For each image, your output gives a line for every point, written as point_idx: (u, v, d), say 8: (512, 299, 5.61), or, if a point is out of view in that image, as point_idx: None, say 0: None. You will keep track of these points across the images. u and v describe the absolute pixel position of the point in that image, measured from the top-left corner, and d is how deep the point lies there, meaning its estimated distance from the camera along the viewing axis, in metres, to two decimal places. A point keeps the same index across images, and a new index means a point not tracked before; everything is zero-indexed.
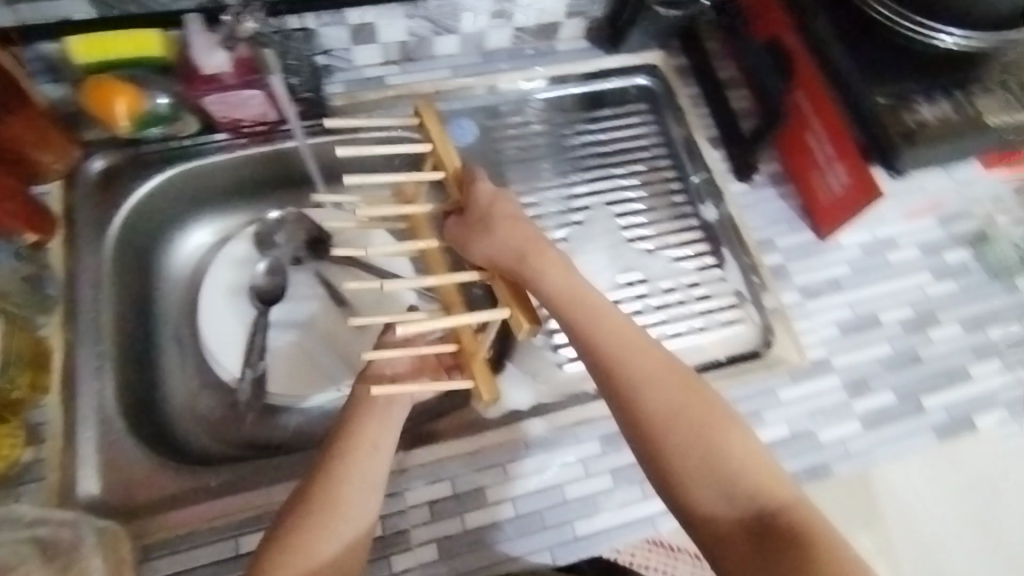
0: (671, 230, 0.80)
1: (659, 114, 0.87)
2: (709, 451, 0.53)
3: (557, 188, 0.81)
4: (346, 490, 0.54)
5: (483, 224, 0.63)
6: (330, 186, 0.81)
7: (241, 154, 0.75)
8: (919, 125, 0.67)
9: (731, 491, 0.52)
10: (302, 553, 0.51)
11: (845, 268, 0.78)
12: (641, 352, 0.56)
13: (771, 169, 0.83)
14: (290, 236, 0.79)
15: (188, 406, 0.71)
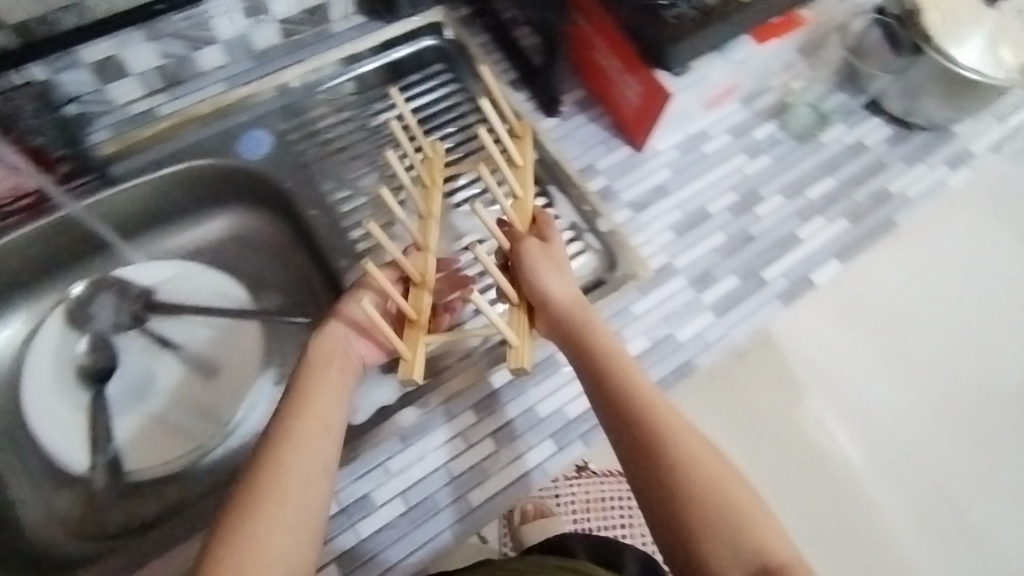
0: (496, 182, 0.79)
1: (457, 71, 0.86)
2: (719, 505, 0.53)
3: (372, 172, 0.79)
4: (296, 468, 0.53)
5: (552, 257, 0.64)
6: (137, 240, 0.77)
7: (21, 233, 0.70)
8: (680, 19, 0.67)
9: (735, 543, 0.52)
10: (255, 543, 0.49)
11: (666, 172, 0.81)
12: (649, 401, 0.57)
13: (576, 95, 0.84)
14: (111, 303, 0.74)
15: (43, 512, 0.66)
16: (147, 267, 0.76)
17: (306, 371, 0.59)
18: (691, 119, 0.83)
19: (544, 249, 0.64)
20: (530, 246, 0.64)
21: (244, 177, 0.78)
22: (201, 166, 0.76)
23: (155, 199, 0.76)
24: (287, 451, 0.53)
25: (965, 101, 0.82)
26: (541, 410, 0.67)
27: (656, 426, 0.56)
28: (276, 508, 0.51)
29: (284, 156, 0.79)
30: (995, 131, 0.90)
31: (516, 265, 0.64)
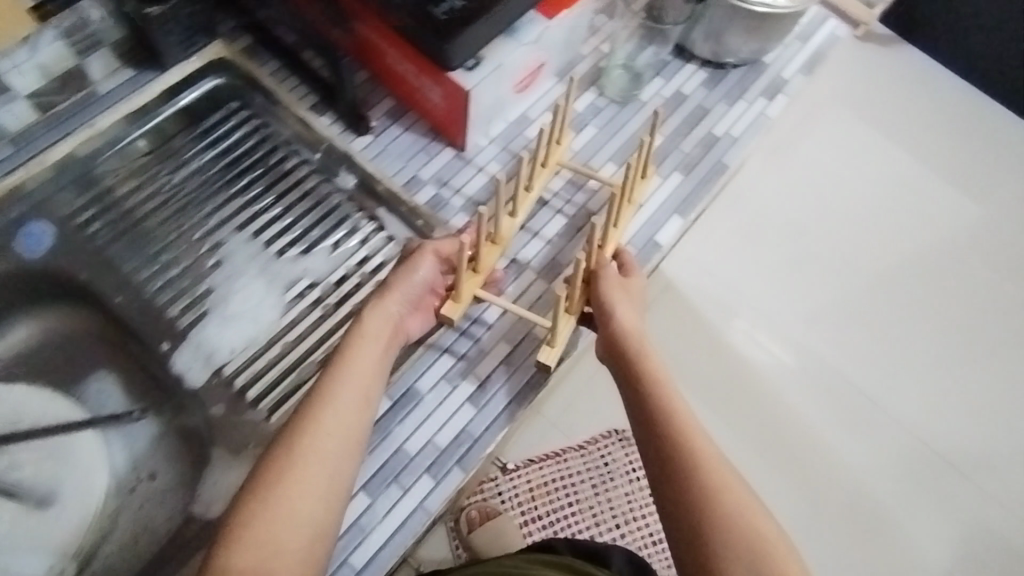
0: (317, 217, 0.74)
1: (255, 106, 0.79)
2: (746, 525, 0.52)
3: (181, 238, 0.73)
4: (339, 423, 0.53)
5: (626, 289, 0.68)
6: None
7: None
8: (453, 12, 0.63)
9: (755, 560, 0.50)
10: (272, 504, 0.49)
11: (494, 166, 0.79)
12: (684, 416, 0.58)
13: (386, 107, 0.80)
14: None
15: None
16: None
17: (368, 303, 0.61)
18: (504, 110, 0.79)
19: (630, 288, 0.69)
20: (608, 275, 0.68)
21: (33, 275, 0.69)
22: None
23: None
24: (328, 403, 0.53)
25: (763, 34, 0.83)
26: (409, 448, 0.64)
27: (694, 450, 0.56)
28: (296, 480, 0.50)
29: (73, 243, 0.71)
30: (801, 54, 0.93)
31: (590, 289, 0.69)
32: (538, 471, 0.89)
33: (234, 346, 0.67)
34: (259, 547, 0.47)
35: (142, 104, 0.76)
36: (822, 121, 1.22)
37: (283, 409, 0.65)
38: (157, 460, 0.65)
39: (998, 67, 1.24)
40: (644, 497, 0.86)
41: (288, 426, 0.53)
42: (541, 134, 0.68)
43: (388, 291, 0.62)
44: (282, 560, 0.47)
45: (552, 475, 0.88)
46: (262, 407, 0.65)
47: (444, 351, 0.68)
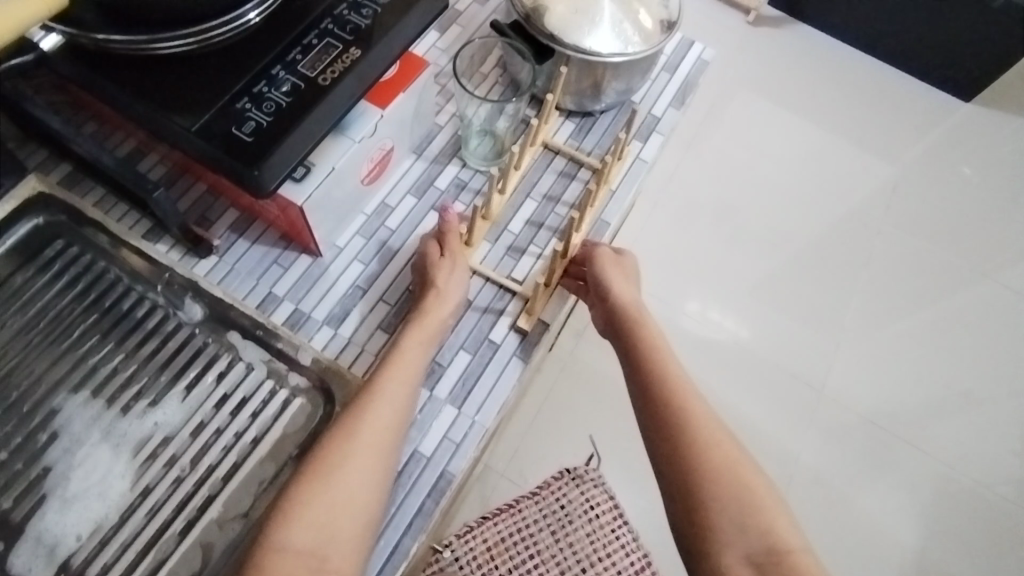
0: (166, 359, 0.67)
1: (80, 242, 0.72)
2: (739, 493, 0.58)
3: (8, 412, 0.64)
4: (388, 422, 0.59)
5: (619, 275, 0.73)
6: None
7: None
8: (259, 131, 0.57)
9: (746, 524, 0.58)
10: (329, 489, 0.55)
11: (356, 266, 0.73)
12: (677, 390, 0.63)
13: (229, 221, 0.73)
14: None
15: None
16: None
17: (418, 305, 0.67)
18: (356, 205, 0.73)
19: (622, 273, 0.73)
20: (602, 258, 0.73)
21: None
22: None
23: None
24: (384, 399, 0.60)
25: (623, 77, 0.79)
26: None
27: (680, 412, 0.62)
28: (353, 462, 0.56)
29: None
30: (671, 85, 0.90)
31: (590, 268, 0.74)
32: (490, 527, 0.77)
33: (80, 532, 0.60)
34: (314, 520, 0.54)
35: None
36: (705, 141, 1.33)
37: None
38: None
39: (864, 29, 1.43)
40: (604, 539, 0.78)
41: (355, 406, 0.59)
42: (532, 128, 0.76)
43: (430, 293, 0.67)
44: (337, 542, 0.54)
45: (508, 529, 0.77)
46: None
47: None
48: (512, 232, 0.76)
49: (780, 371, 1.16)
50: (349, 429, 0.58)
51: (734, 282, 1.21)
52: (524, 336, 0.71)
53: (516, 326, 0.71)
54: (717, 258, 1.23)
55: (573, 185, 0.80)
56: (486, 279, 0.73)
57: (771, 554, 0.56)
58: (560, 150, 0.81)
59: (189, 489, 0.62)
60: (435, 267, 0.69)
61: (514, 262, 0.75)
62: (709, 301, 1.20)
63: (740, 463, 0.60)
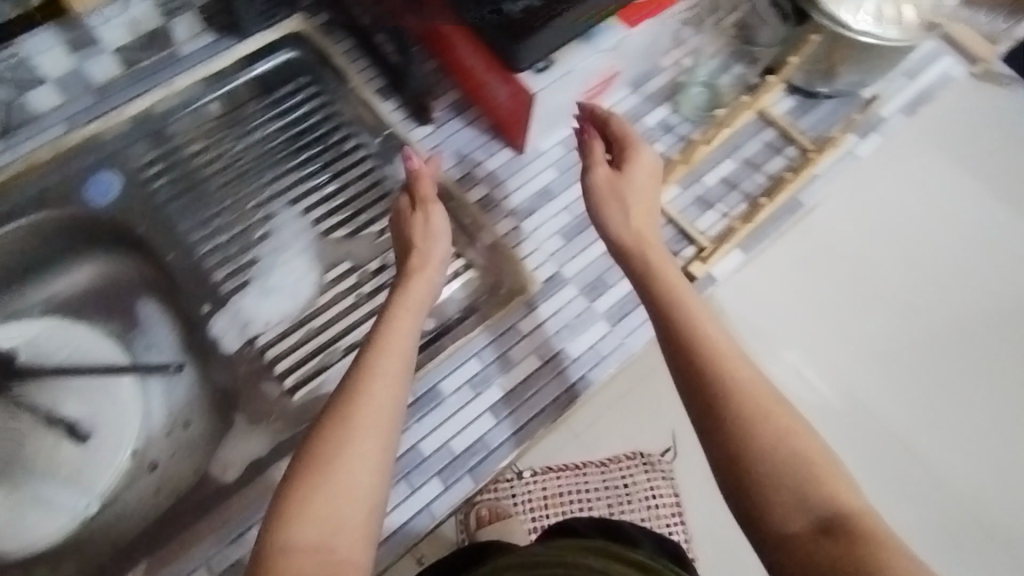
0: (368, 203, 0.74)
1: (323, 82, 0.79)
2: (795, 463, 0.48)
3: (235, 205, 0.74)
4: (387, 405, 0.52)
5: (640, 182, 0.63)
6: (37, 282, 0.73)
7: None
8: (530, 11, 0.62)
9: (809, 495, 0.46)
10: (322, 472, 0.48)
11: (552, 172, 0.75)
12: (712, 347, 0.53)
13: (451, 98, 0.78)
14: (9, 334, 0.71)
15: None
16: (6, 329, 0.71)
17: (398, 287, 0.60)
18: (570, 115, 0.76)
19: (639, 172, 0.63)
20: (598, 185, 0.62)
21: (98, 225, 0.73)
22: (62, 218, 0.72)
23: (12, 254, 0.71)
24: (380, 374, 0.53)
25: (867, 66, 0.76)
26: (424, 448, 0.64)
27: (716, 379, 0.51)
28: (350, 450, 0.49)
29: (136, 200, 0.74)
30: (907, 90, 0.85)
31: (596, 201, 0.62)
32: (554, 478, 0.79)
33: (269, 320, 0.69)
34: (321, 519, 0.47)
35: (223, 69, 0.76)
36: (908, 156, 0.93)
37: (305, 389, 0.67)
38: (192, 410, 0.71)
39: None
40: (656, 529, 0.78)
41: (350, 382, 0.52)
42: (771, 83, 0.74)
43: (412, 256, 0.62)
44: (341, 534, 0.47)
45: (567, 486, 0.79)
46: (286, 384, 0.67)
47: (472, 357, 0.67)
48: (704, 185, 0.76)
49: (937, 371, 0.85)
50: (342, 416, 0.50)
51: (895, 267, 0.88)
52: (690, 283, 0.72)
53: (685, 271, 0.72)
54: (870, 248, 0.87)
55: (776, 159, 0.79)
56: (670, 219, 0.74)
57: (835, 517, 0.45)
58: (773, 121, 0.80)
59: (363, 314, 0.69)
60: (418, 229, 0.64)
61: (701, 212, 0.75)
62: (873, 318, 0.85)
63: (796, 428, 0.49)
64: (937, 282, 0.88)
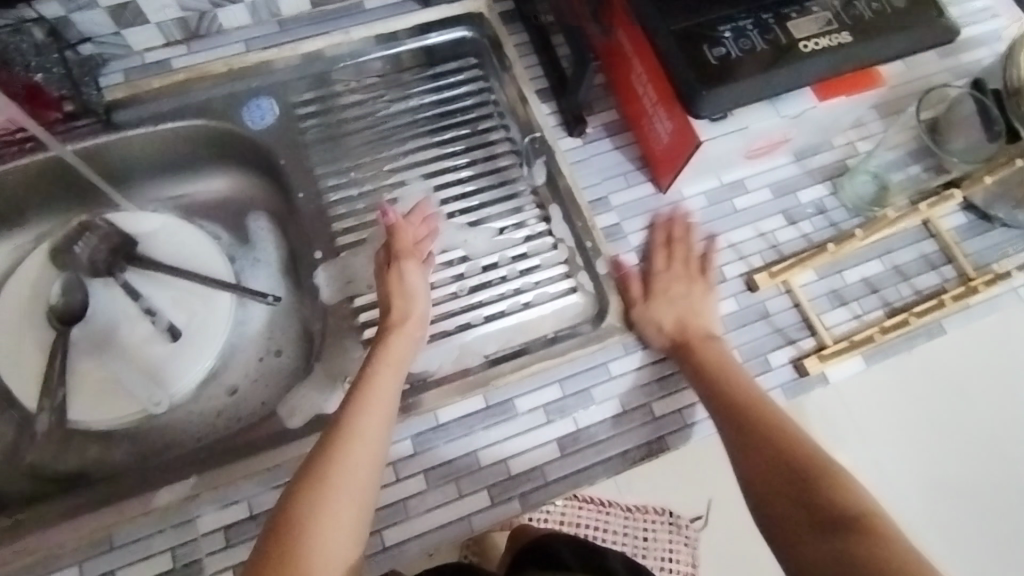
0: (499, 197, 0.73)
1: (488, 69, 0.78)
2: (784, 471, 0.50)
3: (371, 162, 0.74)
4: (366, 460, 0.52)
5: (681, 295, 0.66)
6: (178, 177, 0.78)
7: (37, 159, 0.69)
8: (723, 60, 0.58)
9: (804, 498, 0.48)
10: (307, 533, 0.47)
11: (687, 221, 0.72)
12: (760, 406, 0.56)
13: (607, 118, 0.76)
14: (139, 221, 0.76)
15: None
16: (136, 216, 0.76)
17: (376, 347, 0.60)
18: (723, 169, 0.73)
19: (691, 292, 0.66)
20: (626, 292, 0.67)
21: (244, 145, 0.75)
22: (211, 129, 0.74)
23: (159, 150, 0.74)
24: (358, 435, 0.53)
25: None
26: (482, 457, 0.62)
27: (756, 420, 0.55)
28: (330, 510, 0.49)
29: (283, 130, 0.74)
30: None
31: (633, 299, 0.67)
32: (577, 507, 0.61)
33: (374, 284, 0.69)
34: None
35: (396, 30, 0.77)
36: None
37: None
38: (280, 343, 0.74)
39: None
40: None
41: (320, 450, 0.52)
42: (948, 198, 0.69)
43: (392, 318, 0.62)
44: None
45: (589, 520, 0.61)
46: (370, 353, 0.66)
47: (554, 383, 0.65)
48: (844, 279, 0.71)
49: None
50: (316, 480, 0.50)
51: (988, 400, 0.70)
52: (799, 376, 0.67)
53: (798, 362, 0.67)
54: (979, 377, 0.70)
55: (930, 275, 0.72)
56: (795, 304, 0.69)
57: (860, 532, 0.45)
58: (937, 235, 0.74)
59: (461, 306, 0.68)
60: (395, 288, 0.63)
61: (832, 306, 0.70)
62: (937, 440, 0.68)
63: (788, 441, 0.53)
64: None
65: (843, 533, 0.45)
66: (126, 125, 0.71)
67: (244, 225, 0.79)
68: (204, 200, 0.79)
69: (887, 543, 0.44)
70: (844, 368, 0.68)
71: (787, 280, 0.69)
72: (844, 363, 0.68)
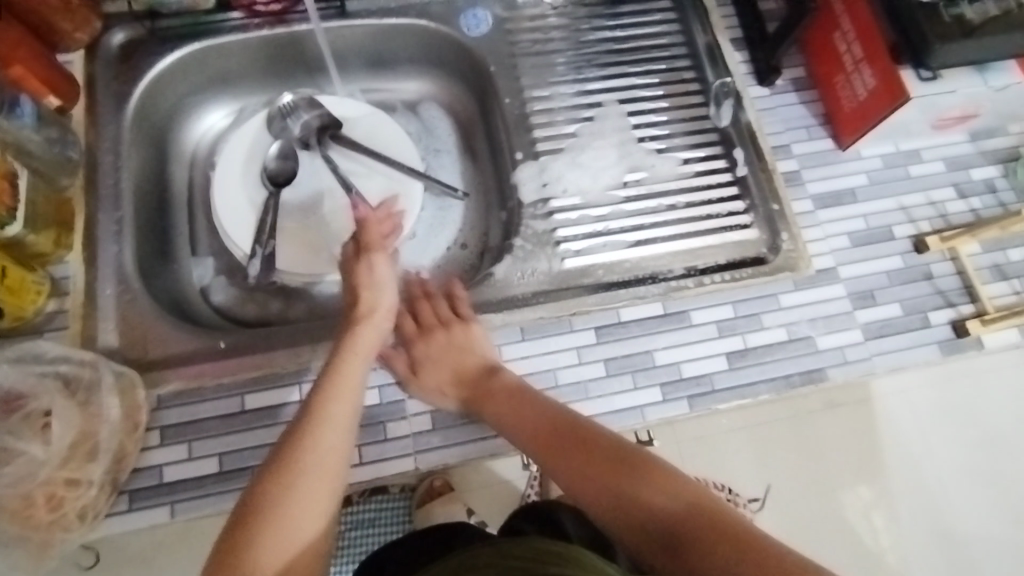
0: (688, 131, 0.78)
1: (684, 13, 0.83)
2: (666, 529, 0.49)
3: (569, 81, 0.79)
4: (336, 452, 0.51)
5: (457, 343, 0.63)
6: (381, 74, 0.84)
7: (279, 32, 0.76)
8: (980, 13, 0.64)
9: (698, 544, 0.47)
10: (279, 521, 0.47)
11: (863, 179, 0.76)
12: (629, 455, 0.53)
13: (796, 73, 0.80)
14: (343, 109, 0.81)
15: (192, 263, 0.76)
16: (344, 103, 0.81)
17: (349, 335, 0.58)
18: (904, 135, 0.76)
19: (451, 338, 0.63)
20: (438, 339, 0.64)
21: (456, 52, 0.81)
22: (427, 28, 0.79)
23: (374, 45, 0.80)
24: (329, 421, 0.52)
25: None
26: (658, 357, 0.67)
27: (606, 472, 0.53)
28: (297, 498, 0.49)
29: (494, 41, 0.79)
30: None
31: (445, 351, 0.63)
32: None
33: (568, 190, 0.74)
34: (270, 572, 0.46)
35: None
36: None
37: (574, 261, 0.71)
38: (462, 236, 0.79)
39: None
40: None
41: (284, 444, 0.52)
42: None
43: (360, 310, 0.59)
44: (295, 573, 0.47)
45: None
46: (560, 252, 0.71)
47: (728, 303, 0.69)
48: (1007, 257, 0.74)
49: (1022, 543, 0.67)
50: (288, 469, 0.50)
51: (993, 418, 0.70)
52: (957, 336, 0.71)
53: (958, 324, 0.71)
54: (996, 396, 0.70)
55: None
56: (959, 272, 0.73)
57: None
58: None
59: (638, 223, 0.73)
60: (363, 279, 0.60)
61: (992, 279, 0.73)
62: (838, 488, 0.67)
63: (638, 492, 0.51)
64: (979, 477, 0.68)
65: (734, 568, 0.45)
66: (356, 15, 0.77)
67: (424, 123, 0.84)
68: (402, 99, 0.85)
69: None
70: (1003, 337, 0.71)
71: (954, 248, 0.73)
72: (1001, 333, 0.71)
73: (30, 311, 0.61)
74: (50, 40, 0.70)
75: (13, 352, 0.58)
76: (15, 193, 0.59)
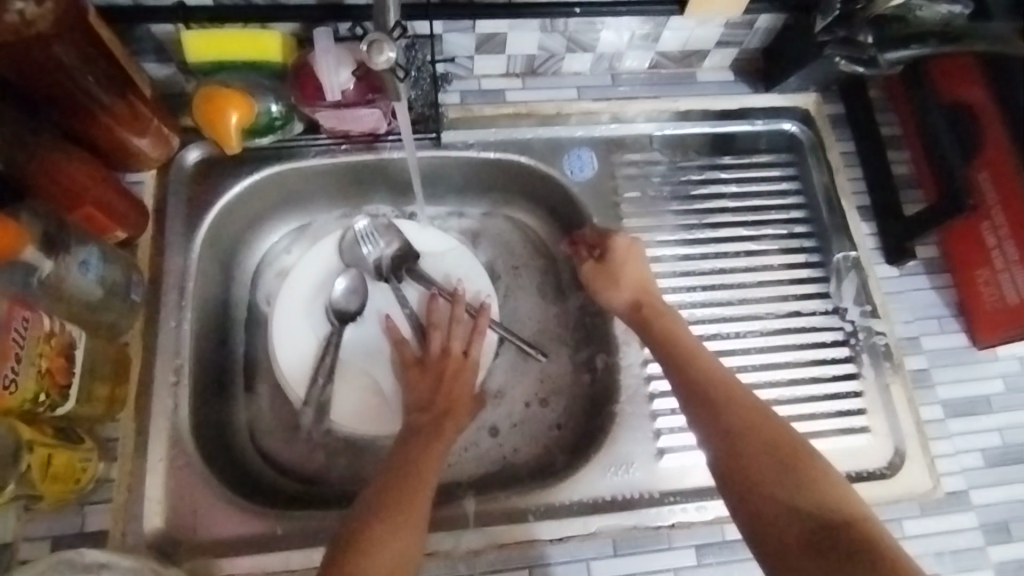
0: (803, 310, 0.71)
1: (802, 168, 0.76)
2: (786, 468, 0.48)
3: (678, 241, 0.72)
4: (419, 485, 0.53)
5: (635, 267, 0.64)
6: (470, 201, 0.77)
7: (370, 157, 0.69)
8: None
9: (724, 414, 0.52)
10: (365, 549, 0.47)
11: (999, 385, 0.68)
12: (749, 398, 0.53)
13: (927, 254, 0.72)
14: (427, 240, 0.74)
15: (249, 402, 0.69)
16: (425, 232, 0.74)
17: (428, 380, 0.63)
18: None
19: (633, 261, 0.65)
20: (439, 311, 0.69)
21: (552, 191, 0.74)
22: (524, 165, 0.72)
23: (467, 174, 0.73)
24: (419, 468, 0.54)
25: None
26: None
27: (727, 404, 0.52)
28: (389, 527, 0.49)
29: (600, 185, 0.72)
30: None
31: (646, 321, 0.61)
32: None
33: None
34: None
35: (693, 110, 0.74)
36: None
37: (673, 459, 0.63)
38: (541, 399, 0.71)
39: None
40: None
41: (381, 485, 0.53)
42: None
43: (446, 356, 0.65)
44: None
45: None
46: (659, 445, 0.63)
47: None
48: None
49: None
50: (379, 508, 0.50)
51: None
52: None
53: None
54: None
55: None
56: None
57: (844, 522, 0.45)
58: None
59: None
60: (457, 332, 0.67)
61: None
62: None
63: (767, 427, 0.50)
64: None
65: (775, 460, 0.48)
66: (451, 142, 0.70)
67: (511, 256, 0.77)
68: (484, 227, 0.77)
69: (840, 508, 0.45)
70: None
71: None
72: None
73: (73, 492, 0.54)
74: (121, 160, 0.63)
75: (51, 560, 0.49)
76: (70, 366, 0.52)
